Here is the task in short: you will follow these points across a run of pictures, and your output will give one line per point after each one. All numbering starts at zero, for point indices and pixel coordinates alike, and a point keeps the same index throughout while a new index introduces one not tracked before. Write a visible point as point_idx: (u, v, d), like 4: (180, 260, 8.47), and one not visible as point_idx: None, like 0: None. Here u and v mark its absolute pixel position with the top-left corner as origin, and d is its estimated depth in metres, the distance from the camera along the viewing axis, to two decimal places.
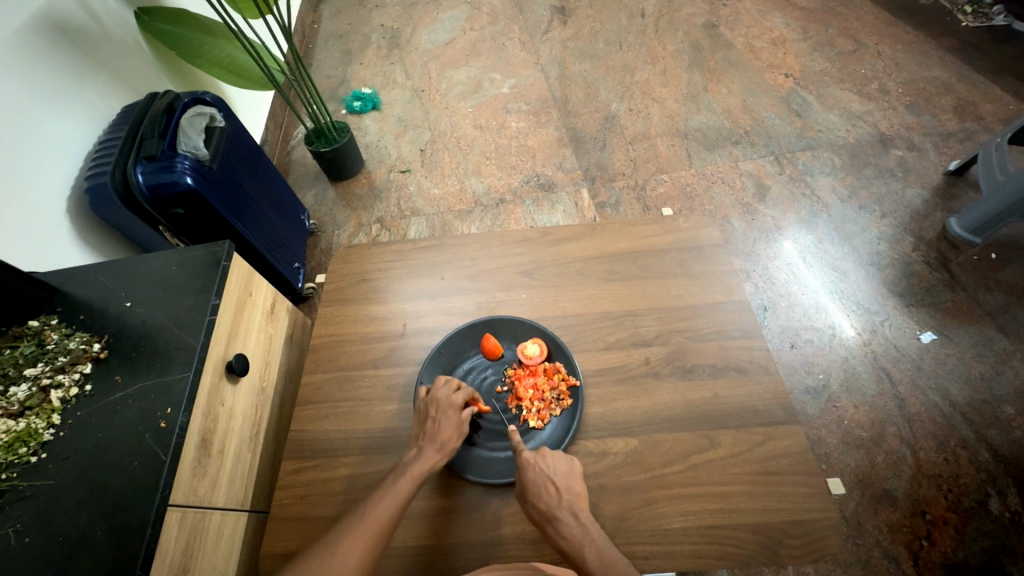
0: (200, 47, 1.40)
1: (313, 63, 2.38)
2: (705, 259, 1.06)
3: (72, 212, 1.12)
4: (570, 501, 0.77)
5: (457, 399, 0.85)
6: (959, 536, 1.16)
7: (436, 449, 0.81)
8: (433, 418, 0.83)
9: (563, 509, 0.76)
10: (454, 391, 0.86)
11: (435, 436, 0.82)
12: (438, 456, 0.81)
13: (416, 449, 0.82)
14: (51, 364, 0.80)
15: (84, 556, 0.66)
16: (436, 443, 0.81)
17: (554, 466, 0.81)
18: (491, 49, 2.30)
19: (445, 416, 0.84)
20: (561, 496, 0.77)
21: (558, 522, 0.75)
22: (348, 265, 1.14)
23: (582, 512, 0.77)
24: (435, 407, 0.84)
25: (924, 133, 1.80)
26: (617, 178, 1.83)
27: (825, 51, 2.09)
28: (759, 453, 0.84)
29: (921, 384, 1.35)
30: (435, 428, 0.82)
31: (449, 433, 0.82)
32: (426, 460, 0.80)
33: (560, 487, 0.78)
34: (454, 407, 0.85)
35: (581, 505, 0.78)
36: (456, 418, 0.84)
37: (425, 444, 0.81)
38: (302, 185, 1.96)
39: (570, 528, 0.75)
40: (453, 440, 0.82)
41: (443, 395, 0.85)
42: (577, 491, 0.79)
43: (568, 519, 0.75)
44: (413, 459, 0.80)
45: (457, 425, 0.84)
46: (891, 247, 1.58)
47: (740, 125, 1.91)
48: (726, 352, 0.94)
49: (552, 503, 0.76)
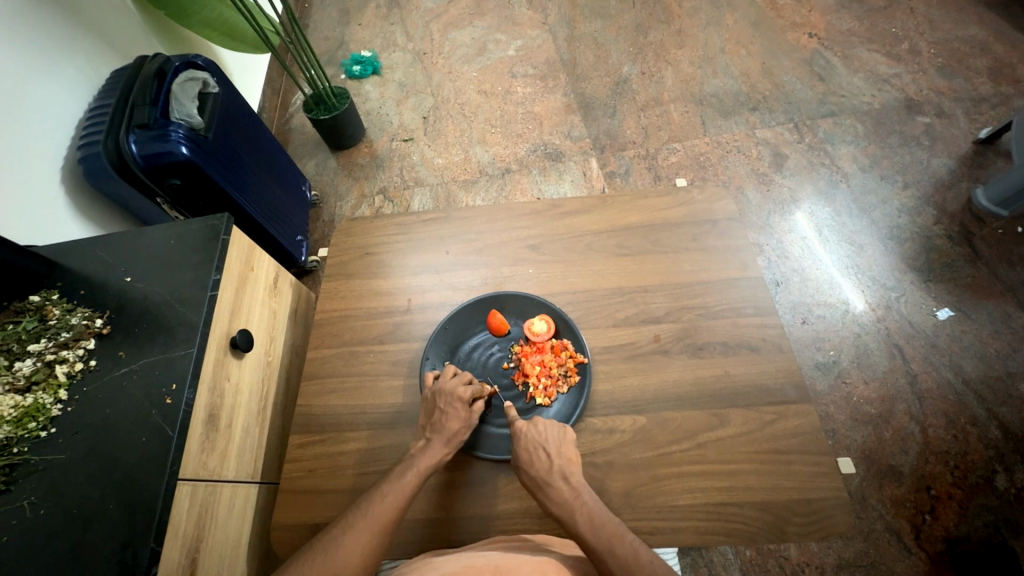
0: (192, 8, 1.32)
1: (311, 23, 2.28)
2: (720, 234, 1.02)
3: (66, 183, 1.09)
4: (562, 467, 0.76)
5: (465, 393, 0.83)
6: (962, 511, 1.16)
7: (444, 442, 0.80)
8: (440, 410, 0.82)
9: (554, 474, 0.75)
10: (461, 384, 0.85)
11: (442, 429, 0.81)
12: (447, 449, 0.80)
13: (423, 442, 0.81)
14: (55, 340, 0.79)
15: (98, 529, 0.66)
16: (444, 435, 0.80)
17: (545, 434, 0.80)
18: (498, 7, 2.19)
19: (452, 408, 0.82)
20: (552, 462, 0.76)
21: (549, 488, 0.74)
22: (350, 239, 1.11)
23: (574, 476, 0.76)
24: (442, 399, 0.83)
25: (954, 98, 1.71)
26: (627, 146, 1.77)
27: (853, 8, 1.97)
28: (770, 432, 0.83)
29: (934, 360, 1.33)
30: (443, 420, 0.81)
31: (457, 425, 0.81)
32: (434, 453, 0.79)
33: (552, 453, 0.78)
34: (461, 400, 0.83)
35: (573, 469, 0.77)
36: (462, 413, 0.82)
37: (432, 436, 0.81)
38: (302, 154, 1.91)
39: (562, 493, 0.74)
40: (462, 432, 0.82)
41: (450, 387, 0.84)
42: (568, 455, 0.78)
43: (558, 484, 0.74)
44: (419, 452, 0.79)
45: (464, 418, 0.82)
46: (911, 220, 1.53)
47: (759, 90, 1.82)
48: (739, 330, 0.92)
49: (543, 469, 0.76)
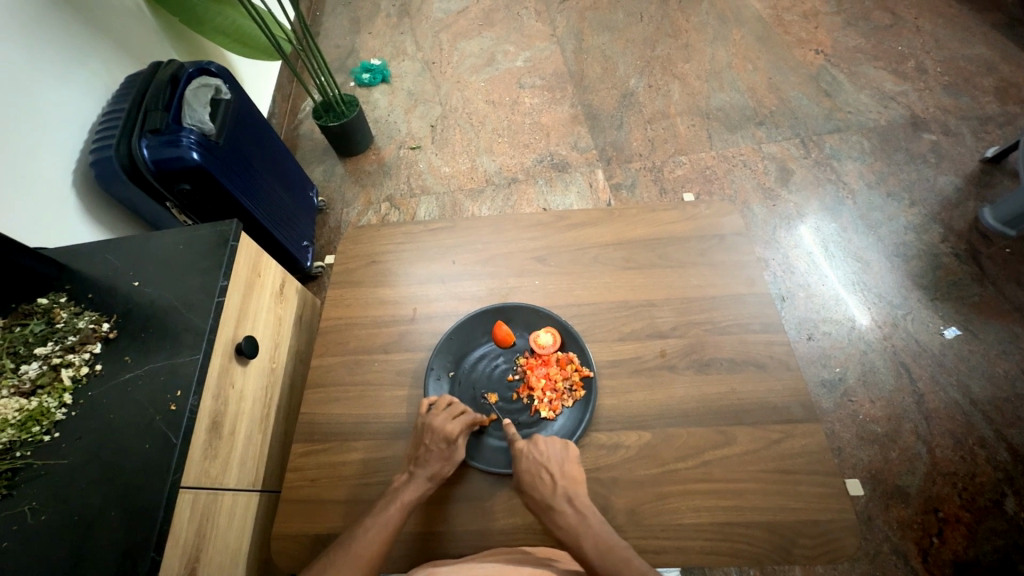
0: (207, 15, 1.34)
1: (321, 32, 2.30)
2: (727, 249, 1.02)
3: (78, 187, 1.10)
4: (565, 489, 0.75)
5: (451, 430, 0.82)
6: (970, 534, 1.15)
7: (427, 477, 0.79)
8: (425, 446, 0.81)
9: (558, 497, 0.74)
10: (450, 420, 0.83)
11: (426, 465, 0.80)
12: (430, 484, 0.79)
13: (406, 476, 0.80)
14: (61, 344, 0.79)
15: (98, 537, 0.66)
16: (428, 471, 0.79)
17: (548, 455, 0.79)
18: (506, 19, 2.21)
19: (435, 448, 0.80)
20: (556, 484, 0.76)
21: (554, 512, 0.73)
22: (356, 247, 1.11)
23: (579, 498, 0.75)
24: (428, 436, 0.81)
25: (960, 116, 1.72)
26: (633, 158, 1.77)
27: (859, 26, 1.98)
28: (777, 451, 0.82)
29: (940, 379, 1.32)
30: (427, 457, 0.80)
31: (440, 464, 0.80)
32: (416, 489, 0.78)
33: (555, 474, 0.77)
34: (446, 438, 0.81)
35: (578, 491, 0.76)
36: (445, 451, 0.80)
37: (416, 470, 0.80)
38: (310, 160, 1.92)
39: (566, 517, 0.73)
40: (445, 469, 0.80)
41: (438, 424, 0.82)
42: (573, 476, 0.78)
43: (563, 508, 0.73)
44: (402, 487, 0.79)
45: (447, 458, 0.81)
46: (918, 238, 1.53)
47: (765, 105, 1.83)
48: (745, 346, 0.92)
49: (547, 491, 0.75)
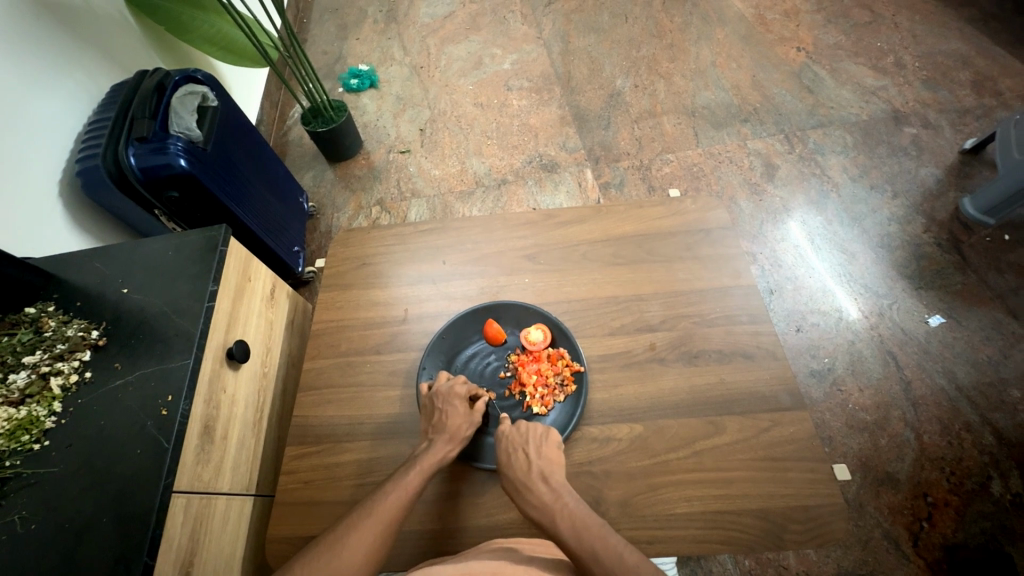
0: (192, 23, 1.35)
1: (308, 39, 2.31)
2: (713, 243, 1.03)
3: (65, 196, 1.10)
4: (541, 469, 0.77)
5: (460, 390, 0.85)
6: (959, 518, 1.17)
7: (447, 439, 0.80)
8: (440, 409, 0.83)
9: (532, 476, 0.76)
10: (457, 383, 0.86)
11: (444, 427, 0.81)
12: (450, 446, 0.80)
13: (427, 442, 0.81)
14: (50, 352, 0.79)
15: (90, 544, 0.65)
16: (447, 433, 0.80)
17: (526, 437, 0.81)
18: (492, 23, 2.23)
19: (451, 406, 0.83)
20: (531, 464, 0.77)
21: (528, 492, 0.74)
22: (347, 250, 1.12)
23: (555, 477, 0.76)
24: (440, 399, 0.84)
25: (940, 109, 1.75)
26: (621, 157, 1.79)
27: (839, 23, 2.01)
28: (766, 439, 0.83)
29: (927, 366, 1.34)
30: (444, 419, 0.82)
31: (459, 422, 0.82)
32: (437, 453, 0.79)
33: (531, 455, 0.78)
34: (459, 397, 0.84)
35: (554, 471, 0.77)
36: (462, 409, 0.83)
37: (435, 436, 0.81)
38: (299, 166, 1.93)
39: (541, 496, 0.73)
40: (465, 428, 0.82)
41: (446, 389, 0.85)
42: (551, 458, 0.78)
43: (537, 487, 0.74)
44: (424, 452, 0.79)
45: (466, 415, 0.83)
46: (901, 229, 1.55)
47: (750, 102, 1.86)
48: (733, 337, 0.93)
49: (523, 471, 0.77)
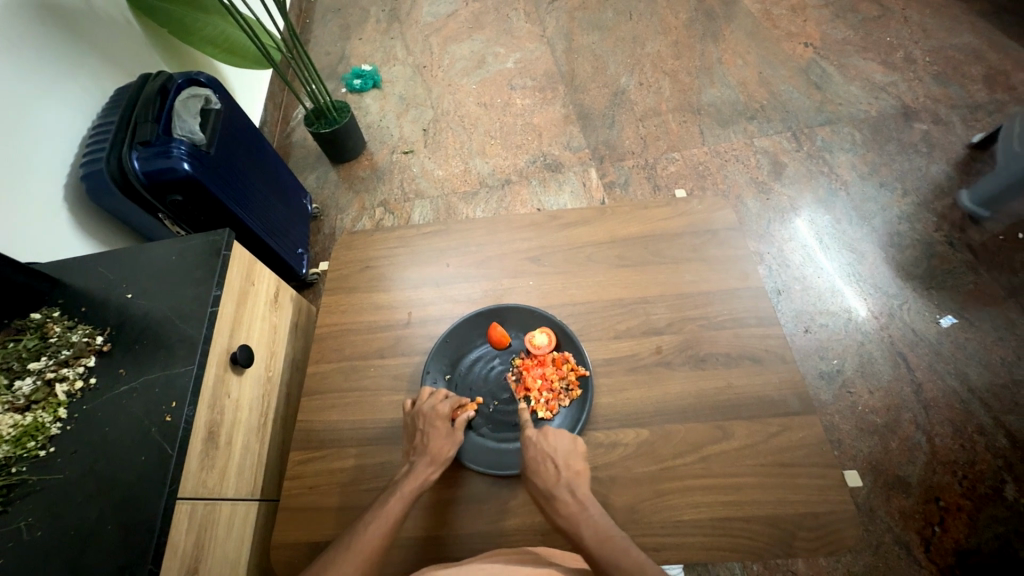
0: (195, 25, 1.34)
1: (311, 39, 2.30)
2: (720, 244, 1.02)
3: (70, 201, 1.10)
4: (569, 480, 0.75)
5: (443, 409, 0.84)
6: (972, 523, 1.15)
7: (428, 462, 0.80)
8: (422, 431, 0.82)
9: (561, 487, 0.74)
10: (438, 401, 0.84)
11: (425, 450, 0.81)
12: (432, 469, 0.80)
13: (408, 466, 0.81)
14: (55, 358, 0.79)
15: (95, 551, 0.65)
16: (428, 456, 0.80)
17: (556, 446, 0.79)
18: (495, 21, 2.22)
19: (434, 427, 0.82)
20: (560, 474, 0.76)
21: (555, 501, 0.74)
22: (351, 252, 1.11)
23: (582, 490, 0.75)
24: (423, 420, 0.83)
25: (951, 105, 1.72)
26: (626, 157, 1.78)
27: (847, 18, 1.98)
28: (775, 445, 0.82)
29: (938, 368, 1.32)
30: (426, 441, 0.81)
31: (440, 444, 0.81)
32: (420, 475, 0.79)
33: (560, 465, 0.77)
34: (441, 417, 0.83)
35: (580, 483, 0.76)
36: (443, 429, 0.82)
37: (417, 459, 0.81)
38: (303, 167, 1.93)
39: (569, 506, 0.73)
40: (446, 450, 0.81)
41: (428, 408, 0.84)
42: (577, 470, 0.78)
43: (565, 497, 0.73)
44: (405, 476, 0.79)
45: (449, 435, 0.83)
46: (911, 227, 1.53)
47: (756, 99, 1.83)
48: (740, 340, 0.92)
49: (552, 481, 0.75)
